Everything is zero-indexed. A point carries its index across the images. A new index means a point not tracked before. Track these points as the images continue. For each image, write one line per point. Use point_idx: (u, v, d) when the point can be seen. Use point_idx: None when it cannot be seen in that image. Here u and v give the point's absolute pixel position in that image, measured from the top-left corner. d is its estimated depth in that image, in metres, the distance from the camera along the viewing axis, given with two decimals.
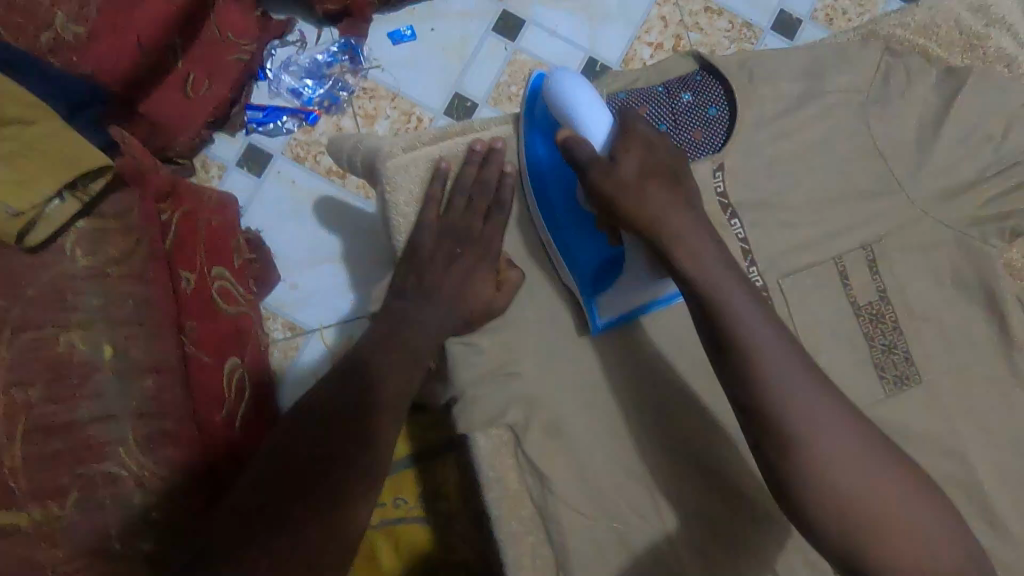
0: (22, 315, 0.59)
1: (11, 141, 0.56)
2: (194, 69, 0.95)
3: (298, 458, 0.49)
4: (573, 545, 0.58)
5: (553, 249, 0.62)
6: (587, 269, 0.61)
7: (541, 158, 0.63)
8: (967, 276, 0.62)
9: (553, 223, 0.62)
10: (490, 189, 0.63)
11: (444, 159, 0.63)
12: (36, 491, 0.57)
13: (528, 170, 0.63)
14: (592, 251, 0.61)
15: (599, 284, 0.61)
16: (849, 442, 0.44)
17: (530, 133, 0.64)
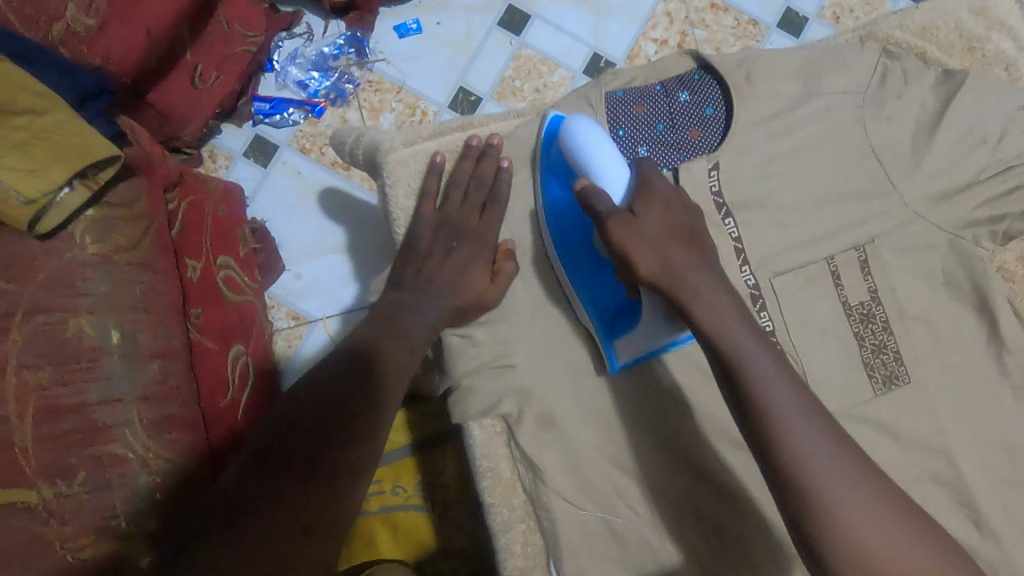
0: (34, 298, 0.59)
1: (26, 131, 0.58)
2: (203, 61, 0.95)
3: (299, 432, 0.48)
4: (563, 534, 0.59)
5: (570, 289, 0.62)
6: (602, 307, 0.61)
7: (558, 200, 0.64)
8: (958, 277, 0.63)
9: (568, 261, 0.62)
10: (485, 184, 0.65)
11: (439, 153, 0.66)
12: (45, 469, 0.56)
13: (545, 212, 0.64)
14: (609, 290, 0.61)
15: (616, 326, 0.60)
16: (824, 442, 0.46)
17: (546, 175, 0.64)
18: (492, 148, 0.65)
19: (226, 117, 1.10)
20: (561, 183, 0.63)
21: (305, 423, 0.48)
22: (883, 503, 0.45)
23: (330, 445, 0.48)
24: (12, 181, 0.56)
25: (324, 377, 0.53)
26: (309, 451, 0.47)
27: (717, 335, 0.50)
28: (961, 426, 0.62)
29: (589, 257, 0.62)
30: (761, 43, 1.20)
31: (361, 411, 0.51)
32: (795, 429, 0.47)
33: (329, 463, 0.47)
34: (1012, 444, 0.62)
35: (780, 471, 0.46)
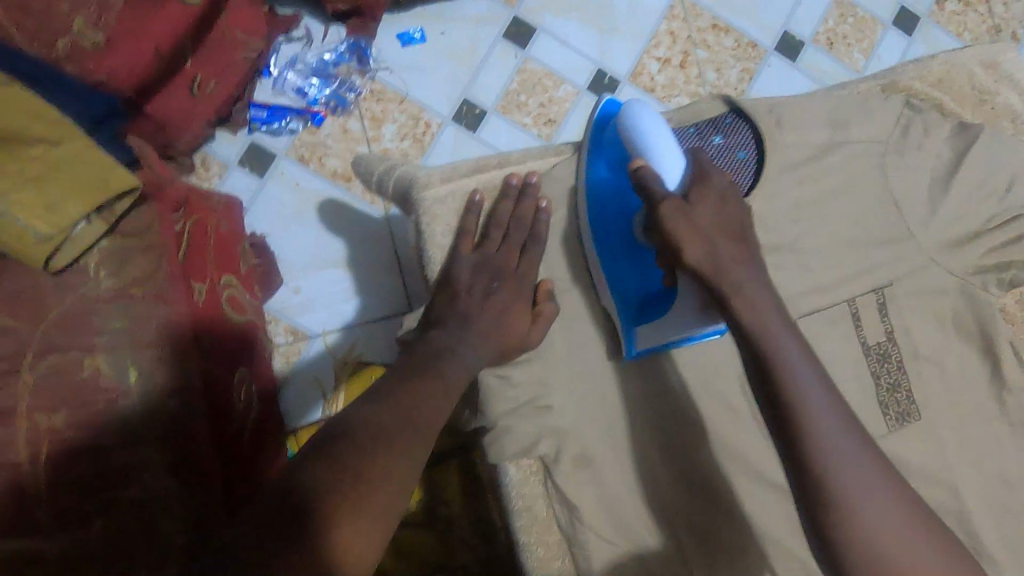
0: (44, 340, 0.59)
1: (37, 162, 0.56)
2: (201, 69, 0.88)
3: (304, 483, 0.45)
4: (599, 569, 0.61)
5: (597, 269, 0.66)
6: (628, 295, 0.65)
7: (602, 178, 0.67)
8: (966, 320, 0.67)
9: (599, 237, 0.66)
10: (525, 225, 0.66)
11: (479, 191, 0.67)
12: (60, 517, 0.55)
13: (585, 186, 0.67)
14: (638, 277, 0.65)
15: (641, 311, 0.64)
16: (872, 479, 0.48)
17: (594, 155, 0.68)
18: (531, 187, 0.67)
19: (220, 124, 1.04)
20: (608, 164, 0.67)
21: (314, 473, 0.45)
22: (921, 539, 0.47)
23: (341, 495, 0.44)
24: (27, 219, 0.56)
25: (366, 417, 0.50)
26: (315, 504, 0.44)
27: (778, 383, 0.49)
28: (966, 461, 0.66)
29: (623, 238, 0.65)
30: (759, 66, 1.22)
31: (378, 447, 0.48)
32: (836, 466, 0.47)
33: (337, 517, 0.44)
34: (1013, 476, 0.66)
35: (822, 506, 0.47)
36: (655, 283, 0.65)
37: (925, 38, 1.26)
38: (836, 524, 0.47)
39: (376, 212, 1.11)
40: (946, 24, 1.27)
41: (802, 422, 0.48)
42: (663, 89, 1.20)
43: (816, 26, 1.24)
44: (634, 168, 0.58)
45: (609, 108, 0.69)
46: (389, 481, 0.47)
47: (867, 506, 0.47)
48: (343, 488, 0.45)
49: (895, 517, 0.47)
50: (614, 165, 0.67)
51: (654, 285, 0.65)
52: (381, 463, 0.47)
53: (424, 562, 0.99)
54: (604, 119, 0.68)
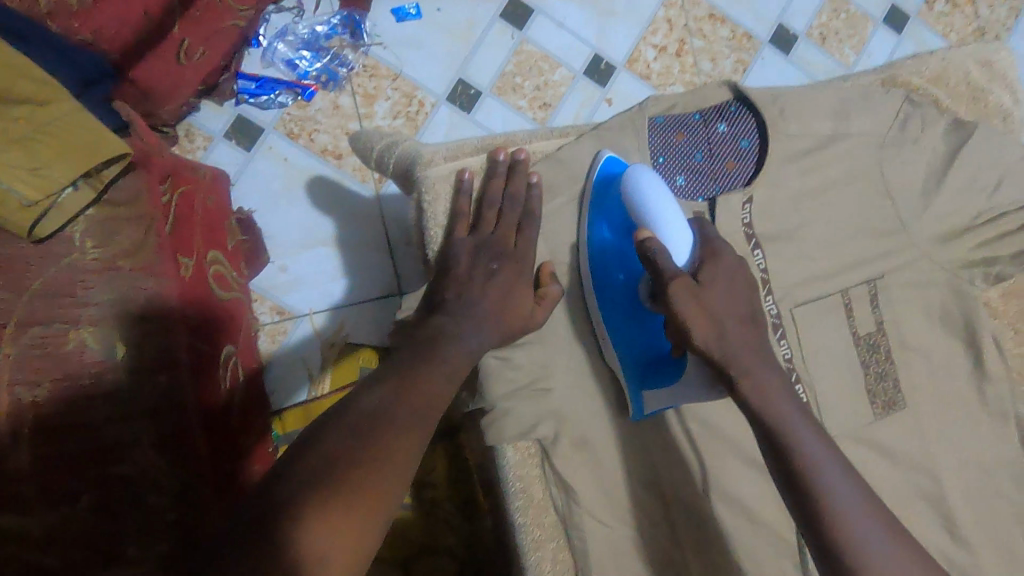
0: (26, 310, 0.56)
1: (24, 123, 0.55)
2: (190, 35, 0.84)
3: (293, 485, 0.43)
4: (594, 550, 0.62)
5: (603, 333, 0.65)
6: (635, 352, 0.64)
7: (603, 241, 0.65)
8: (951, 314, 0.69)
9: (605, 306, 0.65)
10: (518, 202, 0.66)
11: (469, 169, 0.68)
12: (43, 494, 0.53)
13: (588, 249, 0.66)
14: (645, 340, 0.64)
15: (649, 378, 0.63)
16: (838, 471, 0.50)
17: (595, 214, 0.66)
18: (520, 163, 0.67)
19: (205, 94, 1.01)
20: (610, 227, 0.65)
21: (306, 472, 0.44)
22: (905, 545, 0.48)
23: (330, 498, 0.43)
24: (11, 181, 0.53)
25: (371, 397, 0.50)
26: (304, 509, 0.42)
27: (745, 373, 0.53)
28: (948, 450, 0.68)
29: (629, 304, 0.64)
30: (754, 57, 1.23)
31: (374, 448, 0.46)
32: (824, 472, 0.49)
33: (325, 523, 0.42)
34: (990, 465, 0.68)
35: (817, 514, 0.48)
36: (663, 347, 0.64)
37: (914, 36, 1.28)
38: (826, 529, 0.48)
39: (367, 190, 1.09)
40: (934, 24, 1.29)
41: (781, 421, 0.51)
42: (659, 76, 1.20)
43: (810, 20, 1.25)
44: (641, 240, 0.58)
45: (612, 167, 0.65)
46: (383, 485, 0.45)
47: (854, 513, 0.48)
48: (333, 490, 0.43)
49: (880, 529, 0.48)
50: (617, 223, 0.65)
51: (662, 347, 0.64)
52: (376, 467, 0.46)
53: (410, 544, 0.99)
54: (606, 179, 0.65)
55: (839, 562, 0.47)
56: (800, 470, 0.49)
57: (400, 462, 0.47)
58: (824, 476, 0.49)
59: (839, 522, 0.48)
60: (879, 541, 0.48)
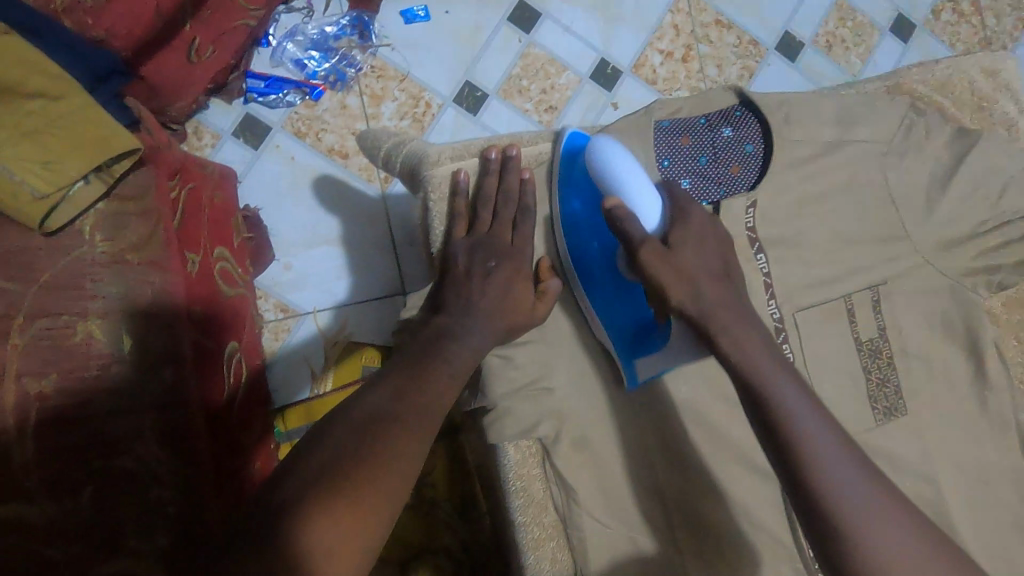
0: (34, 301, 0.57)
1: (38, 116, 0.56)
2: (200, 33, 0.85)
3: (294, 485, 0.43)
4: (592, 550, 0.62)
5: (586, 302, 0.65)
6: (620, 323, 0.65)
7: (575, 213, 0.66)
8: (954, 321, 0.69)
9: (586, 276, 0.65)
10: (512, 200, 0.66)
11: (463, 169, 0.69)
12: (49, 484, 0.54)
13: (562, 222, 0.67)
14: (628, 307, 0.65)
15: (637, 346, 0.64)
16: (847, 463, 0.48)
17: (566, 188, 0.67)
18: (511, 159, 0.68)
19: (214, 92, 1.02)
20: (580, 198, 0.66)
21: (308, 468, 0.44)
22: (899, 509, 0.47)
23: (329, 495, 0.43)
24: (25, 176, 0.54)
25: (371, 395, 0.50)
26: (308, 507, 0.42)
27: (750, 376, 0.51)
28: (950, 458, 0.67)
29: (609, 272, 0.65)
30: (759, 64, 1.23)
31: (376, 442, 0.47)
32: (812, 438, 0.48)
33: (326, 521, 0.42)
34: (991, 474, 0.68)
35: (805, 480, 0.48)
36: (647, 316, 0.64)
37: (919, 46, 1.29)
38: (816, 492, 0.47)
39: (372, 190, 1.10)
40: (939, 34, 1.29)
41: (770, 392, 0.50)
42: (665, 81, 1.20)
43: (816, 28, 1.25)
44: (607, 207, 0.58)
45: (576, 140, 0.68)
46: (382, 487, 0.45)
47: (844, 475, 0.47)
48: (334, 490, 0.44)
49: (874, 494, 0.47)
50: (585, 192, 0.66)
51: (646, 315, 0.64)
52: (378, 467, 0.46)
53: (408, 544, 0.98)
54: (571, 152, 0.68)
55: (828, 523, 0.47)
56: (787, 436, 0.49)
57: (401, 460, 0.47)
58: (812, 440, 0.48)
59: (829, 485, 0.47)
60: (870, 504, 0.47)
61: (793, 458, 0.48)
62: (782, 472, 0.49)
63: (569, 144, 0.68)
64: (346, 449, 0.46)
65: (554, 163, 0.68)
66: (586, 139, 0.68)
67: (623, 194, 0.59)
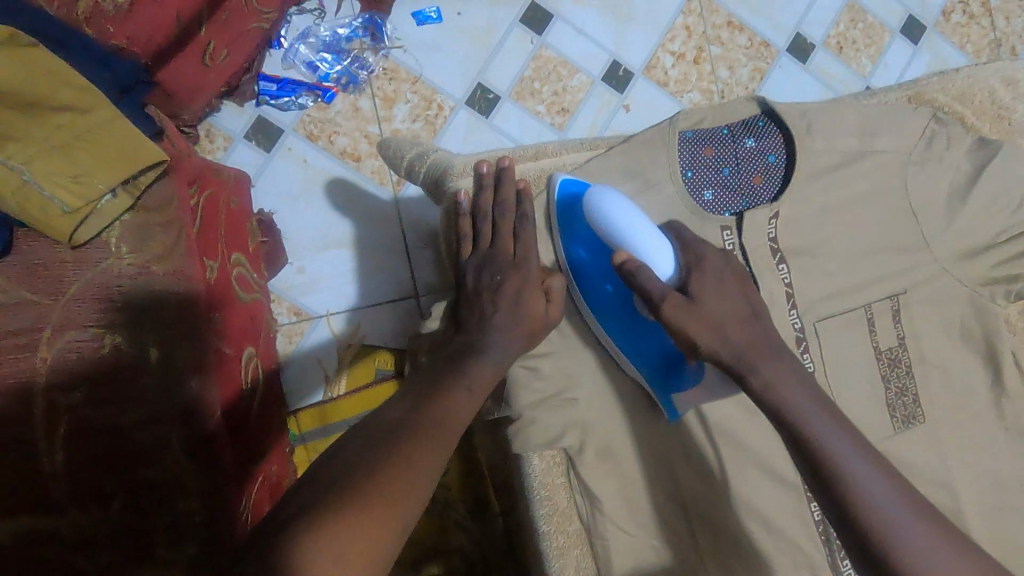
0: (63, 314, 0.58)
1: (67, 132, 0.56)
2: (216, 37, 0.85)
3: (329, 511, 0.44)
4: (615, 557, 0.63)
5: (608, 343, 0.65)
6: (648, 362, 0.64)
7: (582, 261, 0.66)
8: (972, 330, 0.70)
9: (605, 319, 0.65)
10: (507, 207, 0.66)
11: (462, 190, 0.68)
12: (77, 498, 0.55)
13: (570, 270, 0.66)
14: (652, 343, 0.64)
15: (670, 381, 0.64)
16: (857, 450, 0.51)
17: (568, 237, 0.66)
18: (504, 171, 0.67)
19: (226, 95, 1.01)
20: (585, 245, 0.65)
21: (341, 487, 0.44)
22: (923, 510, 0.49)
23: (364, 514, 0.43)
24: (54, 191, 0.55)
25: (397, 415, 0.51)
26: (337, 530, 0.42)
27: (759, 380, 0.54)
28: (966, 465, 0.68)
29: (626, 311, 0.64)
30: (770, 65, 1.23)
31: (409, 461, 0.47)
32: (831, 441, 0.51)
33: (360, 542, 0.42)
34: (1008, 481, 0.69)
35: (830, 481, 0.50)
36: (673, 349, 0.63)
37: (930, 48, 1.29)
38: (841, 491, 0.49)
39: (385, 193, 1.10)
40: (950, 35, 1.29)
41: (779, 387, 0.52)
42: (676, 83, 1.20)
43: (827, 29, 1.25)
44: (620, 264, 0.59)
45: (570, 188, 0.65)
46: (402, 499, 0.45)
47: (867, 474, 0.50)
48: (356, 504, 0.44)
49: (885, 480, 0.50)
50: (589, 238, 0.65)
51: (672, 348, 0.63)
52: (410, 489, 0.46)
53: (421, 545, 0.99)
54: (568, 202, 0.65)
55: (857, 521, 0.48)
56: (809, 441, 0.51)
57: (430, 474, 0.48)
58: (831, 444, 0.51)
59: (853, 485, 0.49)
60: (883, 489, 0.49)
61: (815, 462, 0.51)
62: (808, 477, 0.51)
63: (561, 192, 0.66)
64: (378, 466, 0.46)
65: (549, 212, 0.67)
66: (580, 183, 0.65)
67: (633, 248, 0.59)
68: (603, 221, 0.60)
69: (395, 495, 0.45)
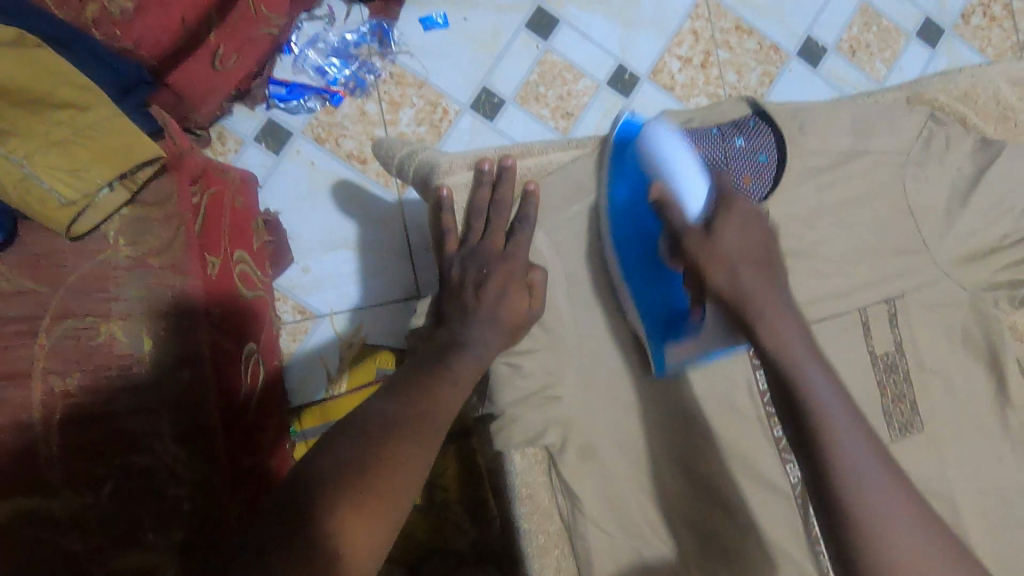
0: (63, 303, 0.60)
1: (68, 127, 0.59)
2: (224, 43, 0.87)
3: (302, 484, 0.45)
4: (596, 556, 0.63)
5: (624, 291, 0.67)
6: (655, 314, 0.66)
7: (622, 199, 0.68)
8: (975, 337, 0.68)
9: (625, 256, 0.67)
10: (494, 204, 0.67)
11: (447, 186, 0.67)
12: (70, 479, 0.57)
13: (608, 206, 0.68)
14: (665, 293, 0.66)
15: (669, 334, 0.65)
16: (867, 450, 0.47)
17: (614, 174, 0.69)
18: (484, 173, 0.68)
19: (237, 99, 1.04)
20: (627, 184, 0.68)
21: (313, 471, 0.45)
22: (926, 519, 0.46)
23: (332, 496, 0.44)
24: (52, 183, 0.58)
25: (371, 406, 0.52)
26: (318, 509, 0.43)
27: None
28: (967, 476, 0.66)
29: (649, 260, 0.66)
30: (780, 69, 1.22)
31: (382, 449, 0.48)
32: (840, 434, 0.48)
33: (335, 512, 0.43)
34: (1012, 494, 0.66)
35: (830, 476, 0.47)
36: (682, 302, 0.66)
37: (948, 52, 1.26)
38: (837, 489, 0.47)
39: (389, 195, 1.11)
40: (969, 39, 1.26)
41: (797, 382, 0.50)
42: (684, 87, 1.20)
43: (840, 33, 1.23)
44: (653, 193, 0.63)
45: (629, 128, 0.70)
46: (389, 491, 0.46)
47: (868, 468, 0.47)
48: (324, 486, 0.44)
49: (891, 489, 0.46)
50: (634, 182, 0.68)
51: (679, 306, 0.66)
52: (381, 480, 0.46)
53: (418, 544, 0.99)
54: (624, 140, 0.69)
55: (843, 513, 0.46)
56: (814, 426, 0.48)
57: (403, 464, 0.48)
58: (836, 431, 0.48)
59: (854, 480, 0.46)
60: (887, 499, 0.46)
61: (814, 450, 0.48)
62: (807, 476, 0.49)
63: (622, 127, 0.70)
64: (350, 450, 0.47)
65: (604, 150, 0.70)
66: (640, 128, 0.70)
67: (673, 185, 0.62)
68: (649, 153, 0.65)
69: (368, 475, 0.46)
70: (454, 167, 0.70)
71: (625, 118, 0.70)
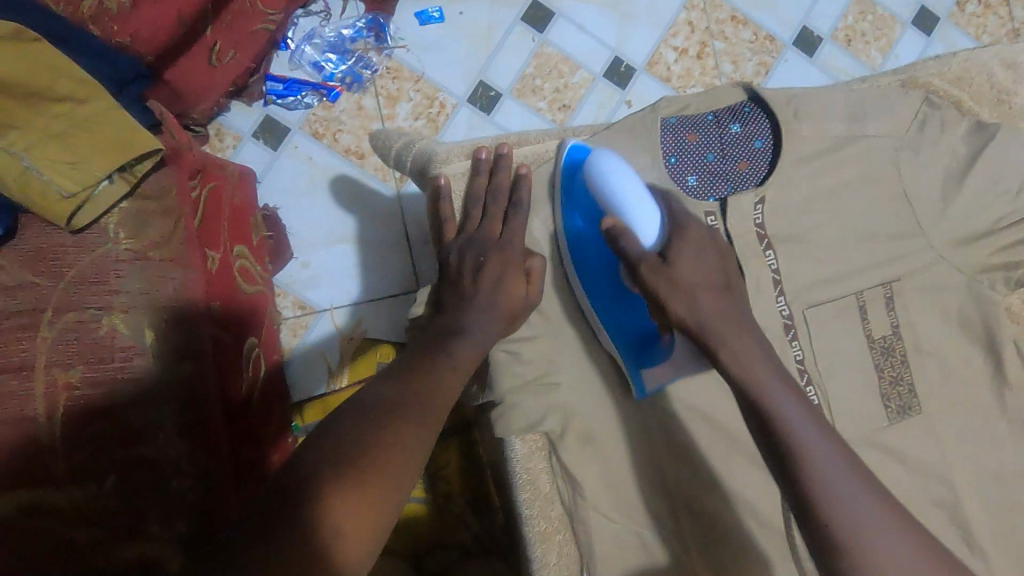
0: (64, 296, 0.60)
1: (64, 120, 0.60)
2: (221, 38, 0.87)
3: (305, 467, 0.45)
4: (598, 541, 0.63)
5: (591, 317, 0.66)
6: (625, 335, 0.66)
7: (580, 229, 0.67)
8: (972, 319, 0.68)
9: (588, 284, 0.66)
10: (492, 194, 0.68)
11: (444, 176, 0.69)
12: (74, 470, 0.56)
13: (566, 239, 0.67)
14: (633, 315, 0.66)
15: (642, 354, 0.65)
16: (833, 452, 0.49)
17: (568, 204, 0.67)
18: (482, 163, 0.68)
19: (235, 95, 1.04)
20: (583, 213, 0.67)
21: (312, 456, 0.46)
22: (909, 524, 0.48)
23: (330, 478, 0.44)
24: (52, 175, 0.58)
25: (369, 392, 0.52)
26: (316, 491, 0.44)
27: (734, 366, 0.54)
28: (965, 457, 0.66)
29: (613, 285, 0.66)
30: (776, 59, 1.22)
31: (380, 435, 0.48)
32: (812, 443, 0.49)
33: (335, 493, 0.44)
34: (1011, 475, 0.66)
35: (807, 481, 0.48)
36: (651, 323, 0.65)
37: (944, 39, 1.26)
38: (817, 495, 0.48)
39: (387, 189, 1.12)
40: (964, 26, 1.26)
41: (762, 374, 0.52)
42: (680, 79, 1.20)
43: (836, 22, 1.23)
44: (606, 226, 0.59)
45: (577, 154, 0.67)
46: (388, 473, 0.47)
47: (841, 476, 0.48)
48: (323, 471, 0.45)
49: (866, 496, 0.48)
50: (588, 212, 0.66)
51: (649, 327, 0.65)
52: (379, 465, 0.46)
53: (424, 539, 0.99)
54: (572, 167, 0.67)
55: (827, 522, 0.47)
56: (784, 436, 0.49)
57: (400, 449, 0.48)
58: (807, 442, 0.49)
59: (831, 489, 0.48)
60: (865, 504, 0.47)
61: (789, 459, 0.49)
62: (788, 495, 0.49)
63: (567, 159, 0.67)
64: (347, 434, 0.47)
65: (553, 178, 0.69)
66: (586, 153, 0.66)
67: (622, 213, 0.60)
68: (600, 184, 0.61)
69: (364, 458, 0.46)
70: (452, 159, 0.72)
71: (569, 144, 0.67)
